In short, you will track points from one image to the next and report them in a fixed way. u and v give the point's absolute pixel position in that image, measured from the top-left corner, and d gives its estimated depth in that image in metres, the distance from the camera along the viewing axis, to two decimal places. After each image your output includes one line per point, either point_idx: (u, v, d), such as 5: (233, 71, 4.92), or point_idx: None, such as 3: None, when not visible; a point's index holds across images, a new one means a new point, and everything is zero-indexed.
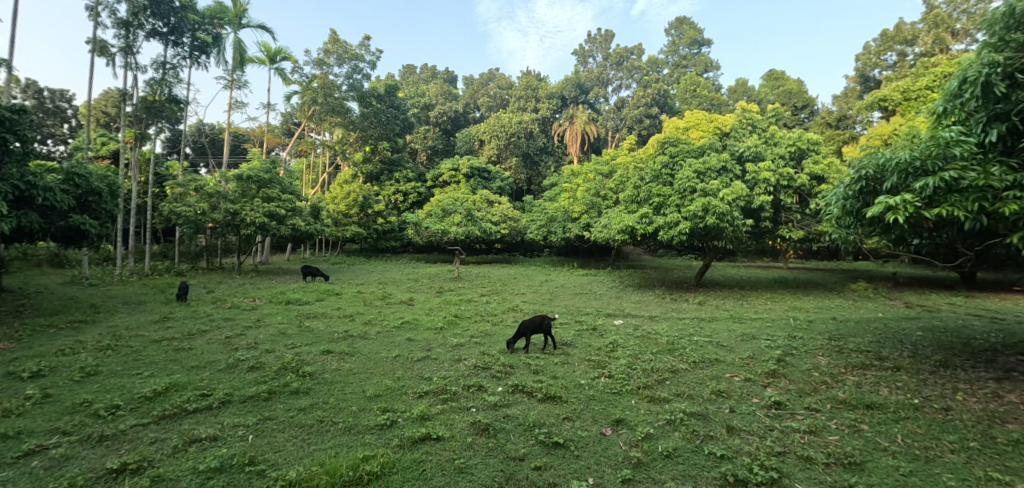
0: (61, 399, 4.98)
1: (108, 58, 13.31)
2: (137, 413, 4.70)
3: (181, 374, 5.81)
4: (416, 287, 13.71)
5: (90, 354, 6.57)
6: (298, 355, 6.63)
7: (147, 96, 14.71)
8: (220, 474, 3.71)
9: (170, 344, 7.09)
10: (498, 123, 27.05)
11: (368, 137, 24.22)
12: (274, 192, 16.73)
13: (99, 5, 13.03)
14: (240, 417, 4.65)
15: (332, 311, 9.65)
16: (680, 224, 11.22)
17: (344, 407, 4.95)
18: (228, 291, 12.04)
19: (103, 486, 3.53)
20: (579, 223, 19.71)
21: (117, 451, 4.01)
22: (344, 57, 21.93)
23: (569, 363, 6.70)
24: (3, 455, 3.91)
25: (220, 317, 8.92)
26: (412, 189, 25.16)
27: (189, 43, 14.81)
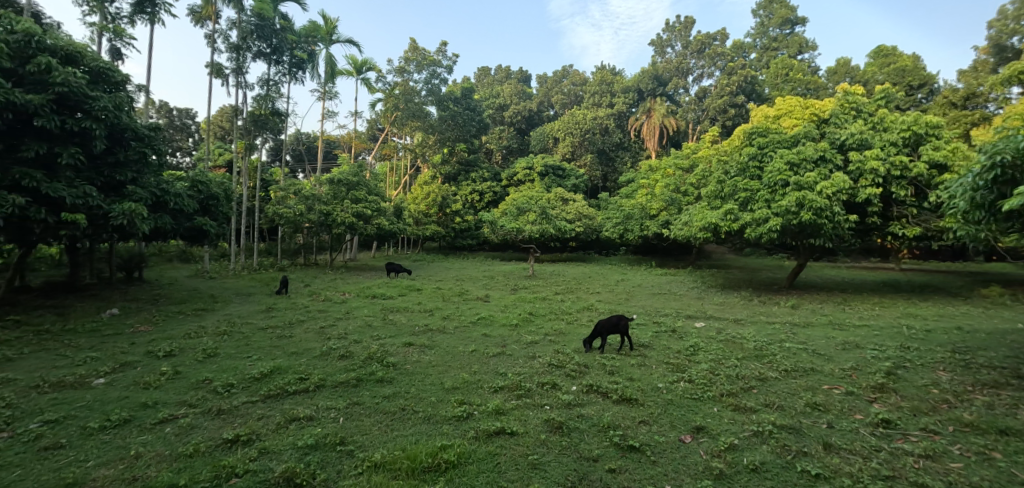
0: (187, 376, 5.69)
1: (222, 79, 14.95)
2: (247, 391, 5.23)
3: (283, 358, 6.41)
4: (492, 284, 14.00)
5: (210, 338, 7.43)
6: (383, 346, 7.04)
7: (255, 110, 16.34)
8: (315, 451, 3.99)
9: (275, 332, 7.85)
10: (572, 119, 26.96)
11: (445, 140, 25.26)
12: (361, 193, 17.93)
13: (215, 32, 14.67)
14: (332, 400, 5.01)
15: (413, 306, 10.13)
16: (770, 221, 10.49)
17: (424, 397, 5.16)
18: (323, 286, 13.06)
19: (220, 454, 3.92)
20: (657, 221, 19.13)
21: (230, 424, 4.47)
22: (423, 64, 22.82)
23: (645, 365, 6.46)
24: (143, 421, 4.51)
25: (315, 309, 9.72)
26: (488, 189, 25.86)
27: (288, 61, 16.20)
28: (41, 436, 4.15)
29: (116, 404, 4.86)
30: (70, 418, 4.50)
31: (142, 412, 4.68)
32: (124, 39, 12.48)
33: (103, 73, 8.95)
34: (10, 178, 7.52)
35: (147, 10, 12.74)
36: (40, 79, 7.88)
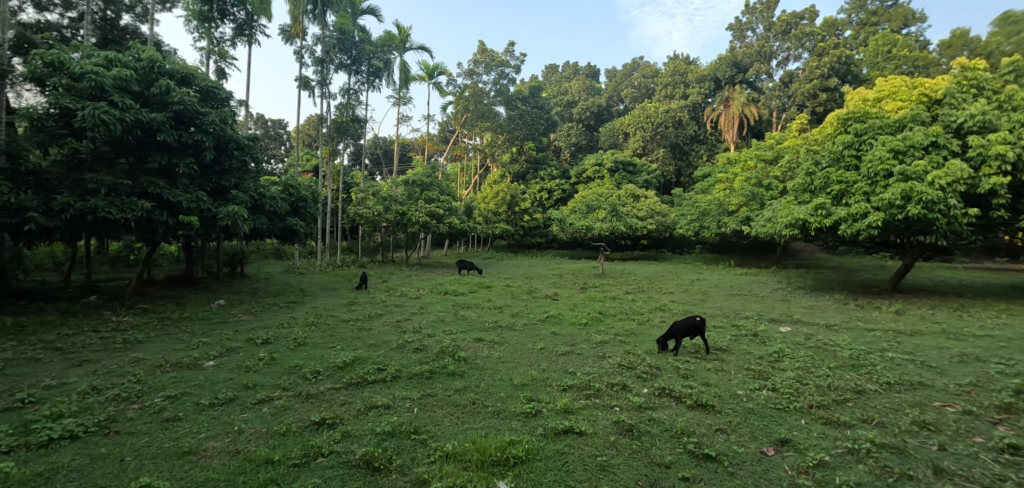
0: (281, 362, 6.17)
1: (309, 91, 16.06)
2: (332, 379, 5.57)
3: (363, 349, 6.79)
4: (561, 282, 13.91)
5: (300, 328, 8.04)
6: (454, 341, 7.24)
7: (337, 118, 17.42)
8: (392, 437, 4.12)
9: (356, 325, 8.33)
10: (644, 113, 26.20)
11: (514, 139, 25.58)
12: (434, 193, 18.62)
13: (302, 48, 15.79)
14: (408, 391, 5.21)
15: (483, 302, 10.35)
16: (869, 216, 9.56)
17: (493, 392, 5.23)
18: (399, 282, 13.68)
19: (309, 434, 4.16)
20: (736, 217, 18.09)
21: (318, 407, 4.75)
22: (491, 65, 23.10)
23: (723, 370, 6.12)
24: (245, 400, 4.92)
25: (392, 303, 10.22)
26: (557, 186, 25.93)
27: (366, 70, 17.07)
28: (163, 409, 4.61)
29: (222, 384, 5.34)
30: (184, 394, 4.99)
31: (243, 392, 5.10)
32: (228, 59, 13.81)
33: (210, 91, 9.97)
34: (139, 186, 8.59)
35: (246, 32, 14.00)
36: (160, 99, 8.92)
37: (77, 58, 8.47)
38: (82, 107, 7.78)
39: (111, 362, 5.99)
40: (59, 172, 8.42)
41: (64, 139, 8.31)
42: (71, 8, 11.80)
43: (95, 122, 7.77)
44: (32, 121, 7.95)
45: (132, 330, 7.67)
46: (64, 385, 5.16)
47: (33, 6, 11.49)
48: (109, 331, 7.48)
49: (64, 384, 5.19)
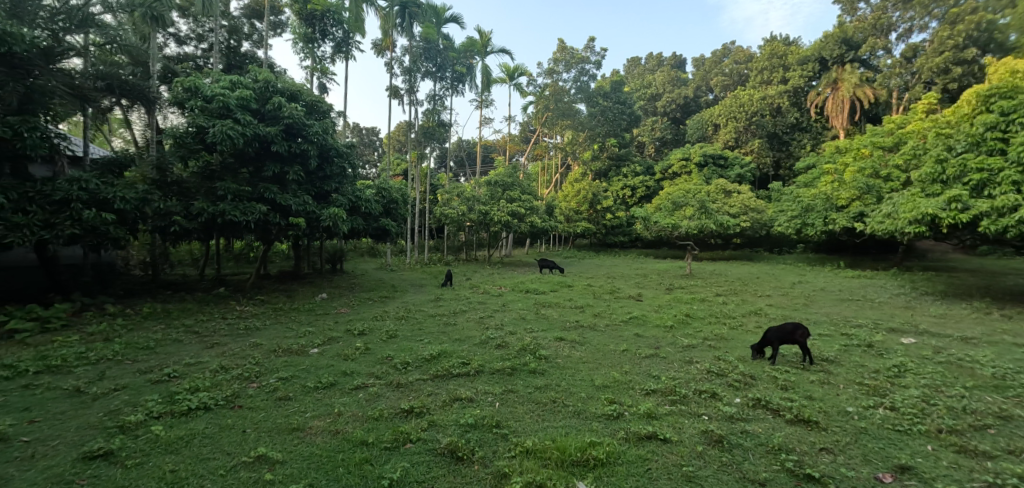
0: (374, 353, 6.61)
1: (399, 99, 16.99)
2: (420, 370, 5.86)
3: (449, 344, 7.09)
4: (645, 282, 13.50)
5: (392, 322, 8.56)
6: (535, 339, 7.32)
7: (424, 124, 18.25)
8: (475, 430, 4.26)
9: (443, 320, 8.70)
10: (736, 102, 24.63)
11: (596, 136, 25.14)
12: (515, 193, 18.91)
13: (392, 60, 16.73)
14: (490, 386, 5.35)
15: (564, 301, 10.34)
16: (1021, 210, 8.31)
17: (574, 392, 5.22)
18: (482, 280, 14.06)
19: (400, 420, 4.44)
20: (848, 213, 16.42)
21: (407, 396, 5.03)
22: (571, 63, 22.94)
23: (830, 383, 5.60)
24: (344, 385, 5.34)
25: (476, 300, 10.53)
26: (640, 183, 25.18)
27: (450, 76, 17.74)
28: (276, 389, 5.14)
29: (324, 370, 5.84)
30: (293, 377, 5.52)
31: (342, 378, 5.54)
32: (329, 75, 15.03)
33: (315, 105, 10.94)
34: (257, 192, 9.63)
35: (344, 49, 15.06)
36: (273, 115, 9.93)
37: (208, 82, 9.69)
38: (212, 125, 8.87)
39: (236, 346, 6.79)
40: (195, 181, 9.67)
41: (199, 153, 9.52)
42: (203, 40, 13.52)
43: (222, 137, 8.83)
44: (174, 139, 9.21)
45: (251, 318, 8.61)
46: (200, 363, 5.93)
47: (175, 40, 13.33)
48: (233, 319, 8.46)
49: (200, 362, 5.97)
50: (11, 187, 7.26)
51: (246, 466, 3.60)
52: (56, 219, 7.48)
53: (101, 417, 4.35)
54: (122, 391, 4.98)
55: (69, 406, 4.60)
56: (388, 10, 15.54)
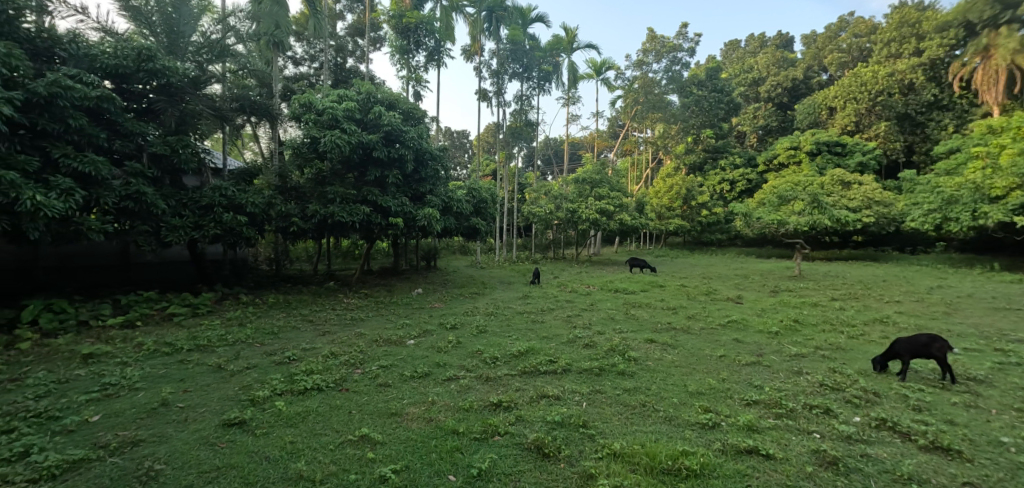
0: (465, 346, 6.89)
1: (487, 102, 17.45)
2: (508, 366, 6.00)
3: (537, 341, 7.17)
4: (745, 283, 12.64)
5: (482, 317, 8.84)
6: (625, 340, 7.16)
7: (512, 124, 18.58)
8: (561, 427, 4.29)
9: (530, 317, 8.84)
10: (856, 81, 21.91)
11: (689, 128, 24.34)
12: (604, 190, 18.63)
13: (481, 64, 17.22)
14: (577, 385, 5.34)
15: (656, 302, 9.98)
16: None
17: (665, 396, 5.04)
18: (571, 278, 14.01)
19: (489, 412, 4.59)
20: (1004, 205, 14.09)
21: (496, 389, 5.19)
22: (662, 52, 22.02)
23: (976, 407, 4.87)
24: (438, 375, 5.63)
25: (563, 299, 10.53)
26: (740, 177, 23.77)
27: (536, 76, 17.99)
28: (377, 375, 5.54)
29: (419, 360, 6.19)
30: (392, 365, 5.91)
31: (436, 369, 5.83)
32: (423, 83, 15.85)
33: (411, 112, 11.65)
34: (361, 195, 10.42)
35: (436, 58, 15.76)
36: (374, 123, 10.68)
37: (319, 97, 10.66)
38: (323, 135, 9.75)
39: (344, 334, 7.41)
40: (309, 186, 10.68)
41: (313, 161, 10.51)
42: (315, 60, 14.93)
43: (331, 146, 9.67)
44: (293, 149, 10.25)
45: (356, 310, 9.34)
46: (314, 349, 6.57)
47: (292, 62, 14.86)
48: (341, 310, 9.24)
49: (314, 348, 6.60)
50: (169, 194, 8.51)
51: (352, 444, 3.93)
52: (202, 221, 8.65)
53: (237, 391, 4.99)
54: (253, 370, 5.65)
55: (213, 379, 5.33)
56: (476, 16, 16.00)
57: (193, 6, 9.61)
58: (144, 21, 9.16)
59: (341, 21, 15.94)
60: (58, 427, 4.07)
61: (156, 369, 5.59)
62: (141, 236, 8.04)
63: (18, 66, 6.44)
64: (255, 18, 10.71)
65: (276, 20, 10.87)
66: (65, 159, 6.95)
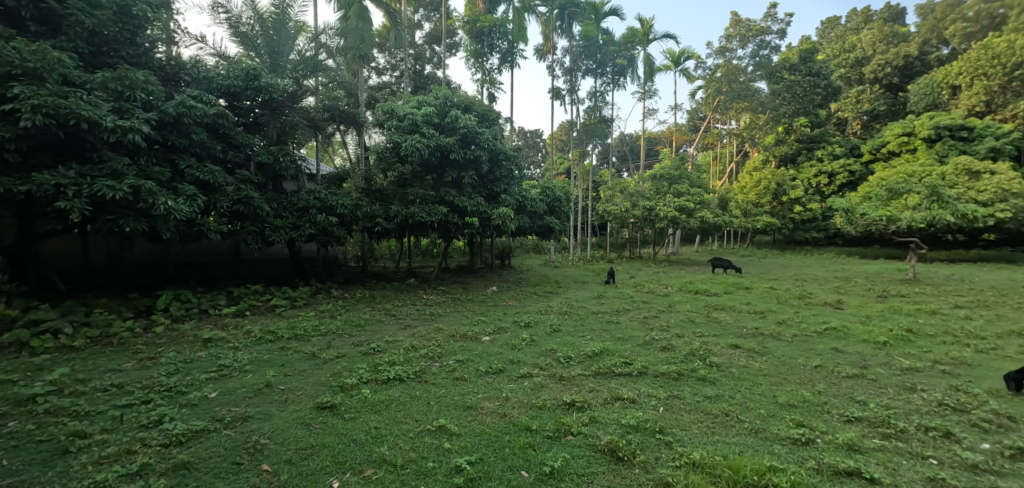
0: (539, 344, 6.95)
1: (561, 100, 17.43)
2: (582, 366, 5.96)
3: (611, 342, 7.05)
4: (846, 287, 11.56)
5: (555, 316, 8.86)
6: (706, 344, 6.83)
7: (586, 121, 18.41)
8: (636, 432, 4.19)
9: (605, 317, 8.72)
10: (983, 54, 18.69)
11: (781, 116, 22.69)
12: (683, 187, 17.91)
13: (554, 62, 17.23)
14: (654, 389, 5.19)
15: (742, 305, 9.42)
16: None
17: (752, 407, 4.75)
18: (647, 278, 13.61)
19: (562, 412, 4.59)
20: None
21: (569, 389, 5.17)
22: (748, 37, 20.69)
23: None
24: (512, 372, 5.72)
25: (640, 300, 10.26)
26: (841, 168, 21.56)
27: (611, 71, 17.61)
28: (454, 369, 5.74)
29: (494, 356, 6.32)
30: (468, 360, 6.10)
31: (510, 366, 5.93)
32: (497, 84, 16.17)
33: (486, 114, 11.97)
34: (439, 196, 10.83)
35: (510, 59, 15.99)
36: (451, 126, 11.07)
37: (401, 104, 11.23)
38: (405, 140, 10.22)
39: (423, 329, 7.74)
40: (392, 188, 11.25)
41: (395, 165, 11.05)
42: (396, 69, 15.77)
43: (412, 150, 10.11)
44: (377, 154, 10.87)
45: (435, 306, 9.72)
46: (397, 341, 6.93)
47: (376, 72, 15.79)
48: (421, 305, 9.66)
49: (396, 340, 6.97)
50: (272, 198, 9.36)
51: (430, 433, 4.11)
52: (299, 221, 9.42)
53: (329, 377, 5.40)
54: (342, 358, 6.08)
55: (309, 365, 5.81)
56: (548, 15, 16.03)
57: (290, 27, 10.52)
58: (251, 45, 10.17)
59: (420, 31, 16.68)
60: (184, 400, 4.65)
61: (261, 354, 6.18)
62: (249, 236, 8.92)
63: (153, 90, 7.42)
64: (344, 34, 11.49)
65: (361, 34, 11.53)
66: (188, 168, 7.88)
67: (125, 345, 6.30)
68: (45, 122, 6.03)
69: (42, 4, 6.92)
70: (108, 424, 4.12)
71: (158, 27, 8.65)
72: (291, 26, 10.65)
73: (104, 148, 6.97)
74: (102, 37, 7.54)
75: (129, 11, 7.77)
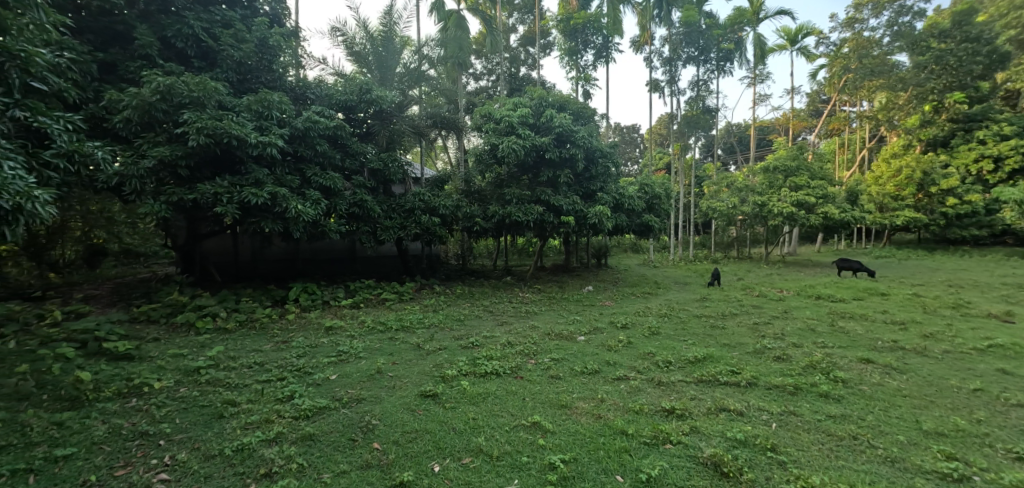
0: (636, 346, 6.76)
1: (660, 92, 16.76)
2: (683, 371, 5.71)
3: (716, 348, 6.66)
4: (1018, 296, 9.73)
5: (654, 318, 8.56)
6: (829, 357, 6.17)
7: (688, 112, 17.47)
8: (744, 447, 3.92)
9: (709, 321, 8.25)
10: None
11: (927, 92, 19.60)
12: (802, 179, 16.31)
13: (652, 53, 16.65)
14: (765, 402, 4.80)
15: (875, 314, 8.36)
16: None
17: (887, 431, 4.20)
18: (758, 280, 12.65)
19: (661, 419, 4.42)
20: None
21: (669, 395, 4.97)
22: (881, 4, 18.27)
23: None
24: (607, 374, 5.62)
25: (750, 304, 9.55)
26: (1013, 150, 18.11)
27: (715, 57, 16.55)
28: (549, 367, 5.80)
29: (589, 357, 6.27)
30: (563, 359, 6.11)
31: (606, 367, 5.85)
32: (593, 81, 15.98)
33: (580, 112, 12.00)
34: (535, 195, 10.95)
35: (605, 54, 15.68)
36: (547, 126, 11.14)
37: (498, 107, 11.57)
38: (502, 142, 10.44)
39: (519, 326, 7.90)
40: (489, 189, 11.59)
41: (493, 167, 11.37)
42: (492, 73, 16.28)
43: (508, 152, 10.31)
44: (476, 156, 11.28)
45: (530, 304, 9.86)
46: (494, 337, 7.14)
47: (474, 77, 16.44)
48: (517, 303, 9.87)
49: (493, 336, 7.17)
50: (382, 200, 10.10)
51: (525, 429, 4.19)
52: (406, 222, 10.04)
53: (432, 368, 5.72)
54: (444, 350, 6.42)
55: (414, 355, 6.21)
56: (645, 4, 15.55)
57: (397, 42, 11.35)
58: (363, 62, 11.08)
59: (514, 34, 16.97)
60: (310, 380, 5.21)
61: (373, 343, 6.72)
62: (363, 235, 9.67)
63: (285, 109, 8.40)
64: (444, 44, 12.20)
65: (460, 43, 12.29)
66: (313, 175, 8.79)
67: (264, 329, 7.20)
68: (207, 142, 7.09)
69: (203, 42, 8.18)
70: (252, 396, 4.75)
71: (289, 54, 9.76)
72: (397, 42, 11.42)
73: (249, 161, 8.02)
74: (247, 66, 8.71)
75: (266, 43, 8.92)
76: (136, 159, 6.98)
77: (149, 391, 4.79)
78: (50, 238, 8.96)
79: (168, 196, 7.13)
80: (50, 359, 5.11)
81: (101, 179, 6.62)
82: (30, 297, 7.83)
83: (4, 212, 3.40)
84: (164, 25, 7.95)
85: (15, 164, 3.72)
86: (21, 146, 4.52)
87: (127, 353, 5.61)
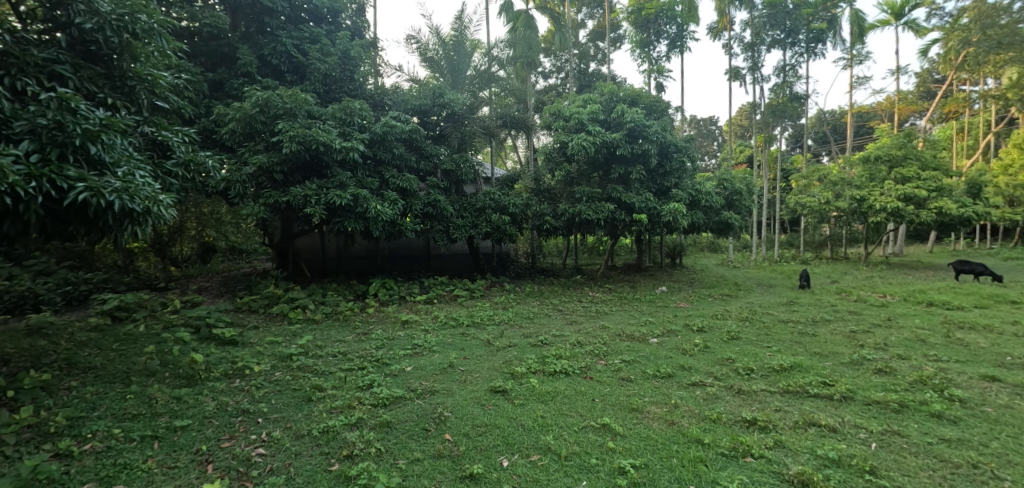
0: (714, 351, 6.46)
1: (741, 80, 15.83)
2: (766, 380, 5.37)
3: (804, 356, 6.21)
4: None
5: (734, 321, 8.14)
6: (943, 372, 5.52)
7: (773, 101, 16.38)
8: (836, 467, 3.62)
9: (797, 327, 7.69)
10: None
11: None
12: (911, 170, 14.68)
13: (731, 40, 15.81)
14: (863, 419, 4.39)
15: (1003, 326, 7.35)
16: None
17: (1018, 463, 3.68)
18: (855, 284, 11.61)
19: (742, 430, 4.19)
20: None
21: (750, 405, 4.70)
22: None
23: None
24: (681, 379, 5.42)
25: (847, 309, 8.78)
26: None
27: (804, 39, 15.42)
28: (620, 369, 5.68)
29: (663, 360, 6.07)
30: (635, 361, 5.96)
31: (680, 372, 5.63)
32: (666, 73, 15.43)
33: (653, 106, 11.65)
34: (607, 193, 10.72)
35: (679, 43, 15.11)
36: (618, 122, 10.88)
37: (568, 104, 11.51)
38: (572, 139, 10.37)
39: (589, 325, 7.83)
40: (560, 187, 11.56)
41: (563, 164, 11.33)
42: (561, 70, 16.24)
43: (578, 149, 10.17)
44: (545, 154, 11.32)
45: (600, 303, 9.77)
46: (564, 335, 7.13)
47: (543, 76, 16.48)
48: (587, 302, 9.77)
49: (562, 335, 7.15)
50: (455, 200, 10.39)
51: (594, 430, 4.15)
52: (477, 221, 10.24)
53: (501, 364, 5.82)
54: (514, 348, 6.49)
55: (485, 352, 6.33)
56: None
57: (467, 45, 11.65)
58: (436, 67, 11.44)
59: (583, 29, 16.79)
60: (388, 370, 5.49)
61: (446, 338, 6.95)
62: (438, 234, 9.97)
63: (366, 115, 8.90)
64: (513, 44, 12.34)
65: (529, 42, 12.20)
66: (391, 177, 9.25)
67: (348, 321, 7.70)
68: (297, 149, 7.67)
69: (294, 58, 8.89)
70: (336, 382, 5.08)
71: (368, 63, 10.34)
72: (468, 45, 11.71)
73: (333, 165, 8.56)
74: (332, 78, 9.35)
75: (349, 54, 9.57)
76: (239, 166, 7.69)
77: (249, 373, 5.27)
78: (170, 236, 10.14)
79: (266, 199, 7.78)
80: (171, 342, 5.79)
81: (211, 184, 7.39)
82: (155, 287, 8.91)
83: (138, 214, 3.89)
84: (261, 44, 8.75)
85: (145, 174, 4.24)
86: (150, 157, 5.17)
87: (231, 339, 6.20)
